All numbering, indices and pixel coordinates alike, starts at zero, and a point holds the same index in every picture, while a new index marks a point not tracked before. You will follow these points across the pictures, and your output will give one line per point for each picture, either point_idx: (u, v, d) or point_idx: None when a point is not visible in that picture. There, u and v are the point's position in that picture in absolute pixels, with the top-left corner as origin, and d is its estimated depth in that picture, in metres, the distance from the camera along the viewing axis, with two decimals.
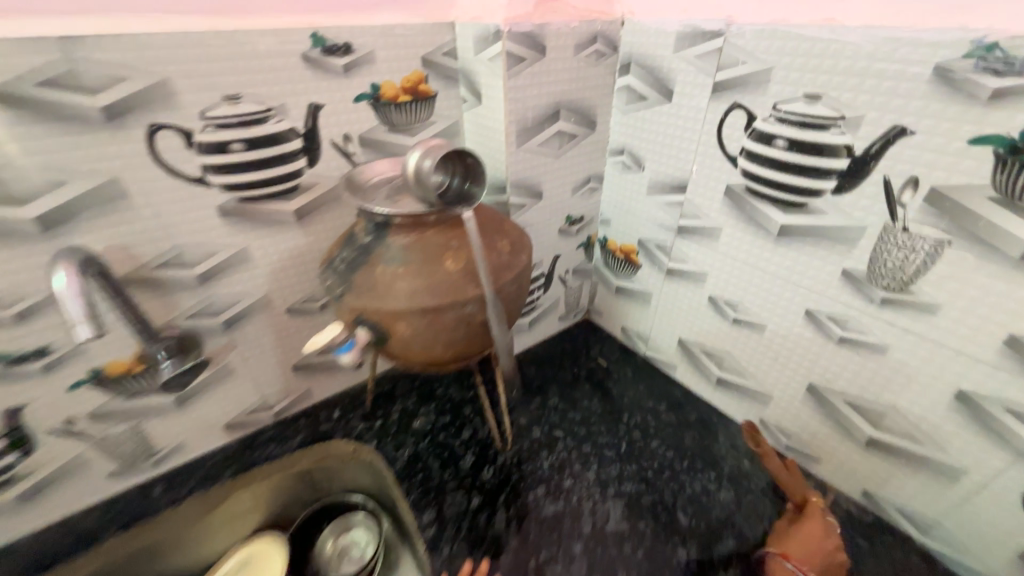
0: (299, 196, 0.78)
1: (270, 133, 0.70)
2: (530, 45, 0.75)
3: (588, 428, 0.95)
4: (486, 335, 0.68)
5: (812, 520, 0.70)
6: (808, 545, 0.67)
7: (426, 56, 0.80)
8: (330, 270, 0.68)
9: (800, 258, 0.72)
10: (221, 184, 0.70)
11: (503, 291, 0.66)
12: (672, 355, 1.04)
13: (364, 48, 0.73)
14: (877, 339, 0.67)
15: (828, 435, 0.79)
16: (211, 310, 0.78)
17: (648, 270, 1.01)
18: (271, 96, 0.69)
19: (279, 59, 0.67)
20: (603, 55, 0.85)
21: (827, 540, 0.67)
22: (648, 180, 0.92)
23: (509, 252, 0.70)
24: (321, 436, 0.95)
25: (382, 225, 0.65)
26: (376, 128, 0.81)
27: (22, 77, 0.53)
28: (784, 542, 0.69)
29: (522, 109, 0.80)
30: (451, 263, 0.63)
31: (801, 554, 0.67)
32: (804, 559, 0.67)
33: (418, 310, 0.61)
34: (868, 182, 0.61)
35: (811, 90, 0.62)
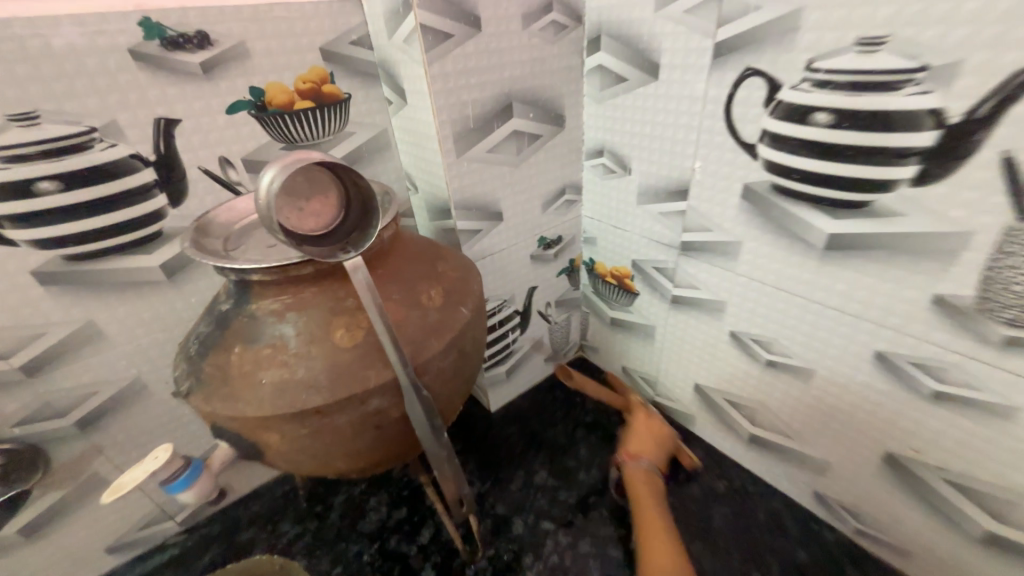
0: (163, 245, 0.57)
1: (99, 164, 0.51)
2: (459, 17, 0.55)
3: (584, 514, 0.72)
4: (415, 432, 0.47)
5: (640, 415, 0.80)
6: (647, 440, 0.75)
7: (327, 45, 0.60)
8: (182, 353, 0.47)
9: (862, 281, 0.50)
10: (31, 241, 0.50)
11: (429, 368, 0.45)
12: (689, 404, 0.81)
13: (229, 39, 0.54)
14: (997, 397, 0.45)
15: (919, 521, 0.56)
16: (55, 408, 0.58)
17: (647, 298, 0.79)
18: (92, 111, 0.49)
19: (94, 58, 0.47)
20: (564, 28, 0.65)
21: (659, 427, 0.77)
22: (637, 184, 0.71)
23: (441, 305, 0.48)
24: (239, 548, 0.73)
25: (243, 285, 0.44)
26: (268, 146, 0.61)
27: None
28: (629, 444, 0.75)
29: (458, 104, 0.60)
30: (343, 336, 0.42)
31: (643, 449, 0.74)
32: (650, 452, 0.74)
33: (293, 415, 0.40)
34: (974, 164, 0.39)
35: (866, 34, 0.41)
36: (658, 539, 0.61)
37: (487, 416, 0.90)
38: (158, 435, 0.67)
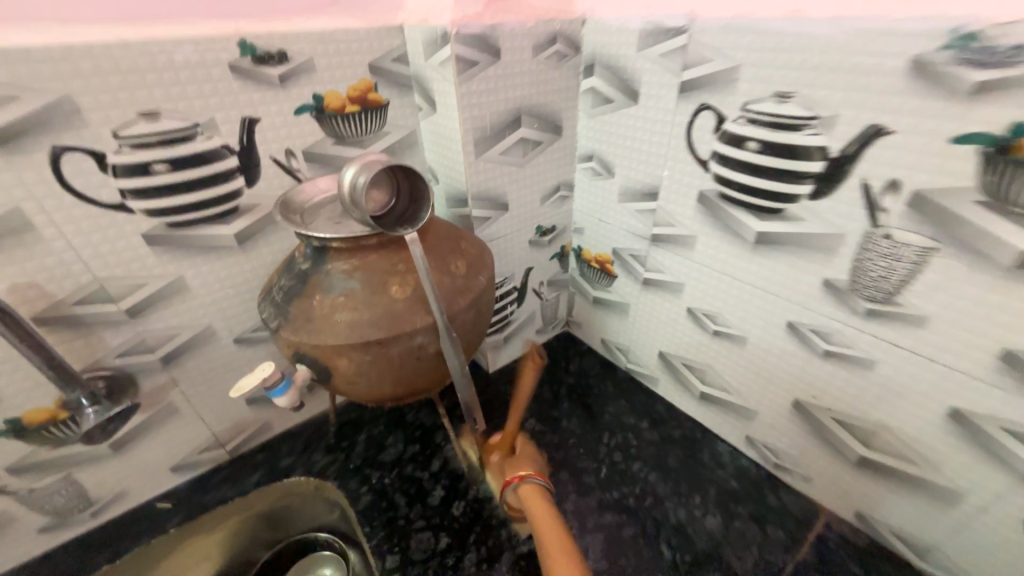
0: (239, 218, 0.71)
1: (198, 152, 0.64)
2: (484, 48, 0.70)
3: (565, 452, 0.90)
4: (443, 366, 0.63)
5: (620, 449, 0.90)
6: (633, 468, 0.85)
7: (374, 62, 0.74)
8: (267, 300, 0.62)
9: (779, 268, 0.67)
10: (144, 210, 0.64)
11: (457, 318, 0.61)
12: (654, 369, 0.99)
13: (300, 56, 0.67)
14: (864, 353, 0.63)
15: (816, 452, 0.75)
16: (146, 345, 0.72)
17: (624, 280, 0.96)
18: (197, 110, 0.62)
19: (202, 70, 0.61)
20: (565, 56, 0.80)
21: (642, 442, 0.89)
22: (619, 186, 0.87)
23: (465, 273, 0.64)
24: (281, 472, 0.88)
25: (320, 250, 0.59)
26: (322, 141, 0.75)
27: None
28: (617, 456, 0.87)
29: (479, 116, 0.75)
30: (397, 290, 0.57)
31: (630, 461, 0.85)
32: (637, 487, 0.83)
33: (361, 345, 0.55)
34: (847, 186, 0.56)
35: (781, 88, 0.58)
36: (640, 533, 0.77)
37: (485, 376, 1.07)
38: (219, 375, 0.81)
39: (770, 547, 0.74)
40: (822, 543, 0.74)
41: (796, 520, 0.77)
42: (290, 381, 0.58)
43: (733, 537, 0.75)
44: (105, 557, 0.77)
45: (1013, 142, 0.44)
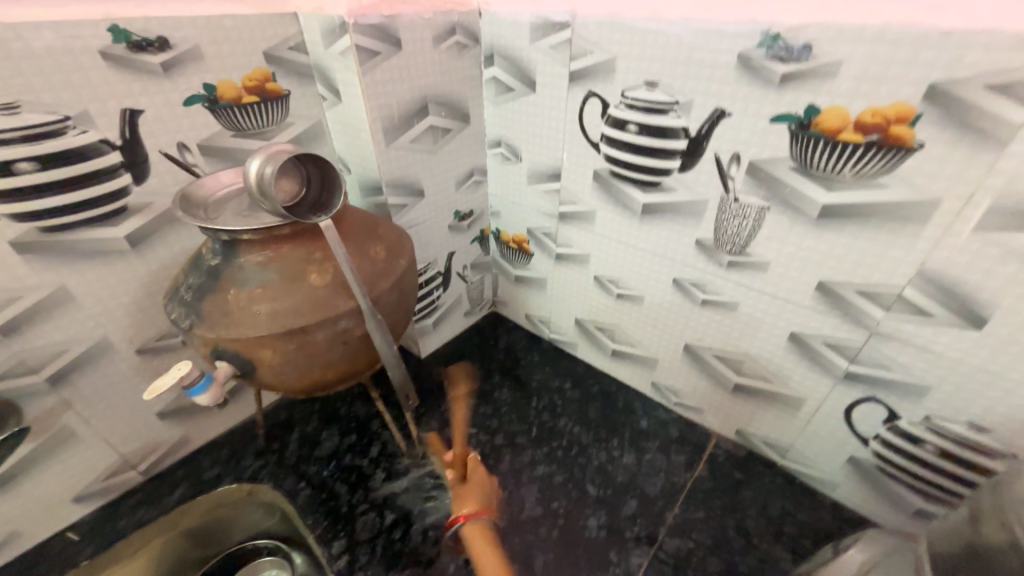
0: (130, 218, 0.67)
1: (73, 148, 0.59)
2: (383, 38, 0.71)
3: (498, 420, 0.96)
4: (371, 348, 0.65)
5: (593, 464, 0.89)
6: (597, 485, 0.85)
7: (269, 50, 0.73)
8: (175, 300, 0.59)
9: (662, 233, 0.79)
10: (11, 214, 0.57)
11: (380, 300, 0.64)
12: (573, 335, 1.09)
13: (184, 43, 0.64)
14: (730, 298, 0.76)
15: (704, 386, 0.89)
16: (28, 365, 0.65)
17: (540, 256, 1.04)
18: (66, 102, 0.57)
19: (68, 58, 0.56)
20: (465, 47, 0.84)
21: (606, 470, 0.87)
22: (527, 169, 0.94)
23: (385, 257, 0.67)
24: (207, 483, 0.85)
25: (230, 244, 0.58)
26: (219, 133, 0.72)
27: None
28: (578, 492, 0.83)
29: (385, 105, 0.76)
30: (316, 278, 0.59)
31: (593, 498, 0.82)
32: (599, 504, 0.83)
33: (283, 333, 0.56)
34: (704, 160, 0.68)
35: (649, 78, 0.68)
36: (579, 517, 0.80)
37: (418, 361, 1.10)
38: (123, 390, 0.75)
39: (675, 471, 0.87)
40: (714, 461, 0.89)
41: (693, 445, 0.92)
42: (209, 379, 0.57)
43: (646, 468, 0.88)
44: None
45: (809, 121, 0.57)
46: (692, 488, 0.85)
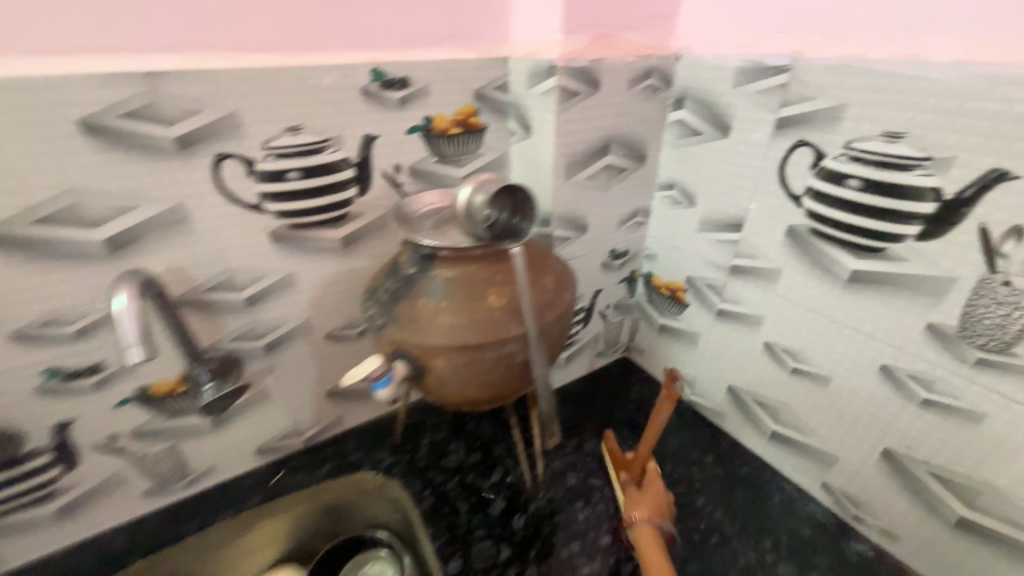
0: (347, 224, 0.79)
1: (325, 163, 0.72)
2: (584, 80, 0.74)
3: None
4: (527, 376, 0.65)
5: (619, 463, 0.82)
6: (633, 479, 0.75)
7: (479, 89, 0.81)
8: (372, 300, 0.67)
9: (874, 308, 0.66)
10: (275, 212, 0.72)
11: (545, 330, 0.64)
12: (721, 402, 0.97)
13: (419, 82, 0.75)
14: (970, 405, 0.60)
15: (904, 507, 0.71)
16: (255, 332, 0.79)
17: (696, 309, 0.96)
18: (330, 126, 0.70)
19: (340, 92, 0.69)
20: (657, 90, 0.83)
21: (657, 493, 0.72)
22: (699, 216, 0.89)
23: (554, 288, 0.67)
24: (350, 465, 0.93)
25: (426, 257, 0.64)
26: (425, 159, 0.82)
27: (107, 110, 0.56)
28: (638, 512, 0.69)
29: (574, 142, 0.78)
30: (494, 299, 0.61)
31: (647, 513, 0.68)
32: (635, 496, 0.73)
33: (458, 346, 0.59)
34: (962, 229, 0.55)
35: (891, 129, 0.58)
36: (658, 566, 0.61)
37: None
38: (310, 365, 0.88)
39: None
40: None
41: None
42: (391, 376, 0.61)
43: None
44: (194, 525, 0.83)
45: None
46: None
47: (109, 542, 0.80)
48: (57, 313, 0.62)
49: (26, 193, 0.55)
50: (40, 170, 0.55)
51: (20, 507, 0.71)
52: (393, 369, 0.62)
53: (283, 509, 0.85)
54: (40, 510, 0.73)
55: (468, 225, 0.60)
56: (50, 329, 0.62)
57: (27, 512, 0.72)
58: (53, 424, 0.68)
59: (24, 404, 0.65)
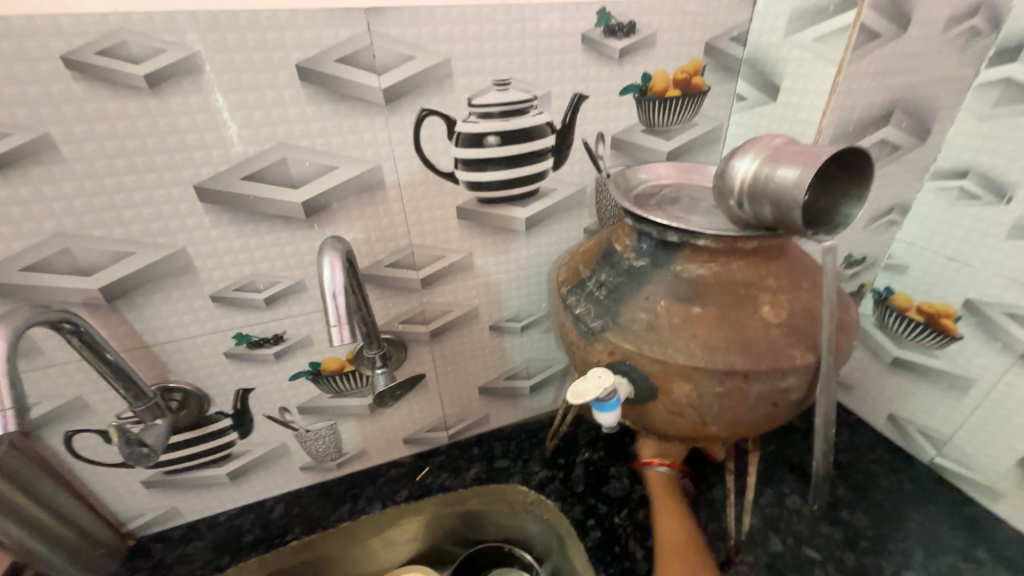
0: (535, 201, 0.67)
1: (528, 127, 0.61)
2: (891, 17, 0.53)
3: (859, 558, 0.67)
4: (791, 419, 0.48)
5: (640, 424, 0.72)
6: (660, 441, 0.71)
7: (713, 39, 0.63)
8: (580, 295, 0.54)
9: None
10: (467, 183, 0.62)
11: (834, 362, 0.46)
12: (1001, 478, 0.71)
13: (647, 28, 0.60)
14: None
15: None
16: (424, 316, 0.72)
17: (977, 346, 0.70)
18: (540, 82, 0.59)
19: (559, 39, 0.57)
20: (978, 35, 0.59)
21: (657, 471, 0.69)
22: (1015, 218, 0.62)
23: (838, 303, 0.49)
24: (498, 473, 0.83)
25: (664, 247, 0.49)
26: (632, 127, 0.67)
27: (324, 54, 0.49)
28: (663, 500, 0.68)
29: (850, 107, 0.58)
30: (770, 312, 0.44)
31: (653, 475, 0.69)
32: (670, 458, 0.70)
33: (721, 372, 0.44)
34: None
35: None
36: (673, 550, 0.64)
37: None
38: (469, 358, 0.79)
39: None
40: None
41: None
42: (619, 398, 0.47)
43: None
44: (346, 509, 0.79)
45: None
46: None
47: (269, 510, 0.79)
48: (252, 278, 0.59)
49: (242, 147, 0.51)
50: (256, 122, 0.50)
51: (203, 465, 0.72)
52: (619, 388, 0.47)
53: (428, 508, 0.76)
54: (216, 471, 0.73)
55: (750, 209, 0.43)
56: (245, 295, 0.60)
57: (206, 471, 0.73)
58: (235, 390, 0.67)
59: (215, 368, 0.64)
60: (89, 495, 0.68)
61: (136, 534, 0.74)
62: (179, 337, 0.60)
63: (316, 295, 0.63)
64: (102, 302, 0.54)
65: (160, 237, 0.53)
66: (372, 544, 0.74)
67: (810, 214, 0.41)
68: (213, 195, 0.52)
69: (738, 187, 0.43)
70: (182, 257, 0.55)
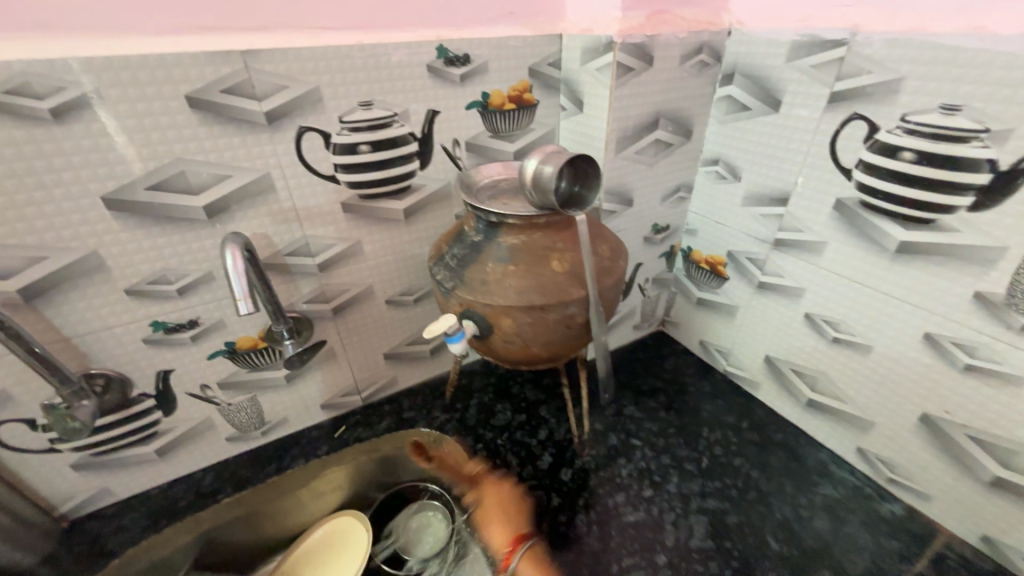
0: (410, 196, 0.84)
1: (393, 138, 0.77)
2: (639, 56, 0.76)
3: (666, 439, 0.94)
4: (585, 337, 0.71)
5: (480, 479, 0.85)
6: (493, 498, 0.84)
7: (534, 66, 0.84)
8: (440, 265, 0.73)
9: (920, 278, 0.69)
10: (347, 183, 0.77)
11: (604, 295, 0.69)
12: (758, 373, 1.01)
13: (479, 59, 0.78)
14: (1013, 369, 0.62)
15: (940, 469, 0.74)
16: (325, 295, 0.86)
17: (736, 283, 0.99)
18: (398, 102, 0.75)
19: (408, 69, 0.73)
20: (707, 66, 0.85)
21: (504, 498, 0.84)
22: (744, 191, 0.91)
23: (610, 256, 0.72)
24: (406, 422, 1.01)
25: (492, 226, 0.69)
26: (481, 134, 0.86)
27: (209, 86, 0.61)
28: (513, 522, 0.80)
29: (625, 118, 0.82)
30: (557, 265, 0.66)
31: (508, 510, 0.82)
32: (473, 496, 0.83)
33: (526, 307, 0.64)
34: (1013, 200, 0.58)
35: (949, 102, 0.60)
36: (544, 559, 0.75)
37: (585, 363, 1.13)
38: (370, 328, 0.95)
39: (883, 555, 0.75)
40: (941, 562, 0.73)
41: (911, 535, 0.77)
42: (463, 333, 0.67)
43: (843, 540, 0.77)
44: (272, 468, 0.92)
45: None
46: None
47: (200, 479, 0.90)
48: (163, 272, 0.70)
49: (143, 163, 0.62)
50: (154, 142, 0.61)
51: (131, 444, 0.81)
52: (463, 327, 0.68)
53: (348, 458, 0.89)
54: (144, 448, 0.83)
55: (534, 195, 0.64)
56: (158, 287, 0.70)
57: (133, 449, 0.82)
58: (156, 372, 0.77)
59: (134, 354, 0.74)
60: (18, 482, 0.75)
61: (70, 515, 0.82)
62: (98, 328, 0.69)
63: (224, 283, 0.75)
64: (21, 302, 0.62)
65: (73, 242, 0.62)
66: (301, 494, 0.86)
67: (568, 198, 0.64)
68: (120, 204, 0.63)
69: (524, 181, 0.63)
70: (95, 258, 0.64)
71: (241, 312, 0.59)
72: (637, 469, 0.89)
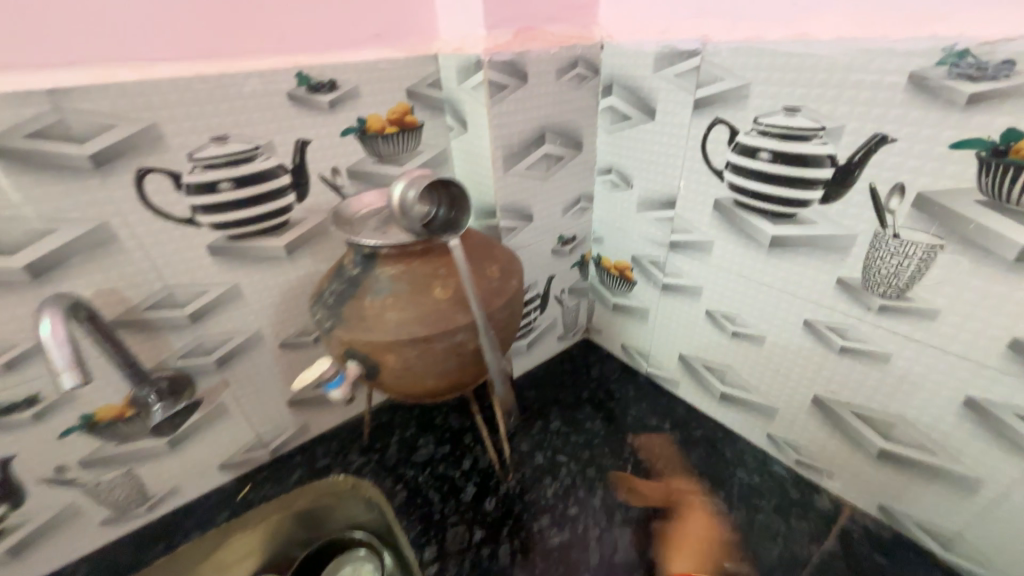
0: (289, 230, 0.78)
1: (258, 171, 0.71)
2: (511, 73, 0.76)
3: (591, 451, 0.93)
4: (480, 363, 0.67)
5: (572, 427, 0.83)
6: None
7: (412, 87, 0.81)
8: (319, 303, 0.67)
9: (793, 269, 0.72)
10: (210, 224, 0.70)
11: (494, 317, 0.66)
12: (675, 372, 1.02)
13: (348, 84, 0.75)
14: (878, 348, 0.66)
15: (837, 448, 0.77)
16: (203, 348, 0.78)
17: (644, 286, 1.01)
18: (259, 134, 0.70)
19: (264, 98, 0.68)
20: (585, 78, 0.86)
21: None
22: (638, 197, 0.93)
23: (499, 276, 0.69)
24: (319, 471, 0.93)
25: (369, 257, 0.65)
26: (363, 159, 0.82)
27: (9, 132, 0.54)
28: None
29: (508, 134, 0.81)
30: (439, 291, 0.63)
31: None
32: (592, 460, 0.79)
33: (409, 341, 0.60)
34: (855, 191, 0.61)
35: (790, 104, 0.63)
36: None
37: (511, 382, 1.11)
38: (266, 376, 0.87)
39: (796, 540, 0.77)
40: (848, 537, 0.76)
41: (820, 515, 0.79)
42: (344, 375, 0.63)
43: (760, 530, 0.78)
44: (161, 548, 0.81)
45: (1006, 147, 0.49)
46: (819, 565, 0.73)
47: None
48: None
49: None
50: None
51: None
52: (344, 369, 0.63)
53: (258, 519, 0.84)
54: None
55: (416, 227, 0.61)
56: None
57: None
58: None
59: None
60: None
61: None
62: None
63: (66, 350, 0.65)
64: None
65: None
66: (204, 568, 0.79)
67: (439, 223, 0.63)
68: None
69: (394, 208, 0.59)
70: None
71: (68, 386, 0.51)
72: (562, 487, 0.86)
